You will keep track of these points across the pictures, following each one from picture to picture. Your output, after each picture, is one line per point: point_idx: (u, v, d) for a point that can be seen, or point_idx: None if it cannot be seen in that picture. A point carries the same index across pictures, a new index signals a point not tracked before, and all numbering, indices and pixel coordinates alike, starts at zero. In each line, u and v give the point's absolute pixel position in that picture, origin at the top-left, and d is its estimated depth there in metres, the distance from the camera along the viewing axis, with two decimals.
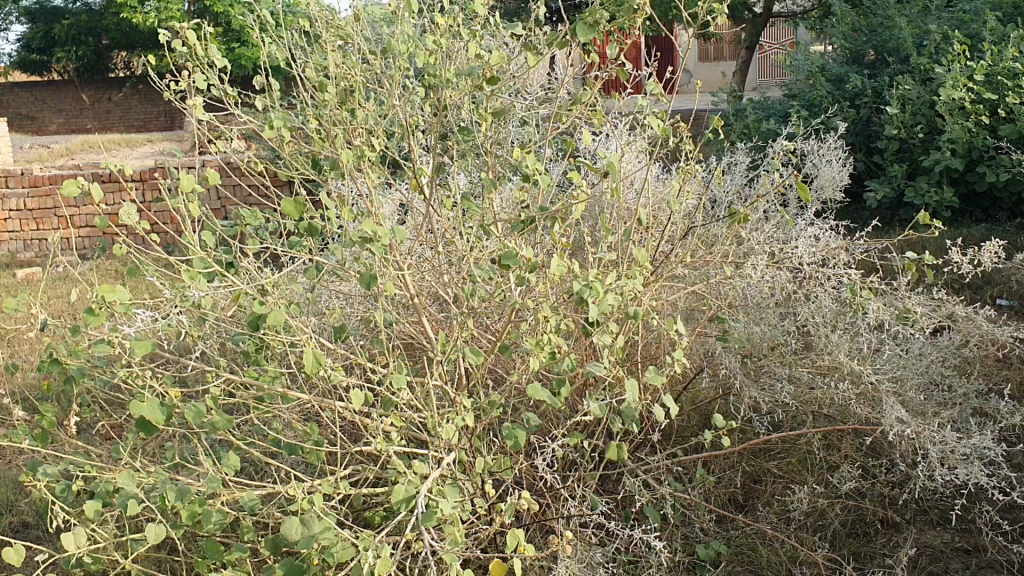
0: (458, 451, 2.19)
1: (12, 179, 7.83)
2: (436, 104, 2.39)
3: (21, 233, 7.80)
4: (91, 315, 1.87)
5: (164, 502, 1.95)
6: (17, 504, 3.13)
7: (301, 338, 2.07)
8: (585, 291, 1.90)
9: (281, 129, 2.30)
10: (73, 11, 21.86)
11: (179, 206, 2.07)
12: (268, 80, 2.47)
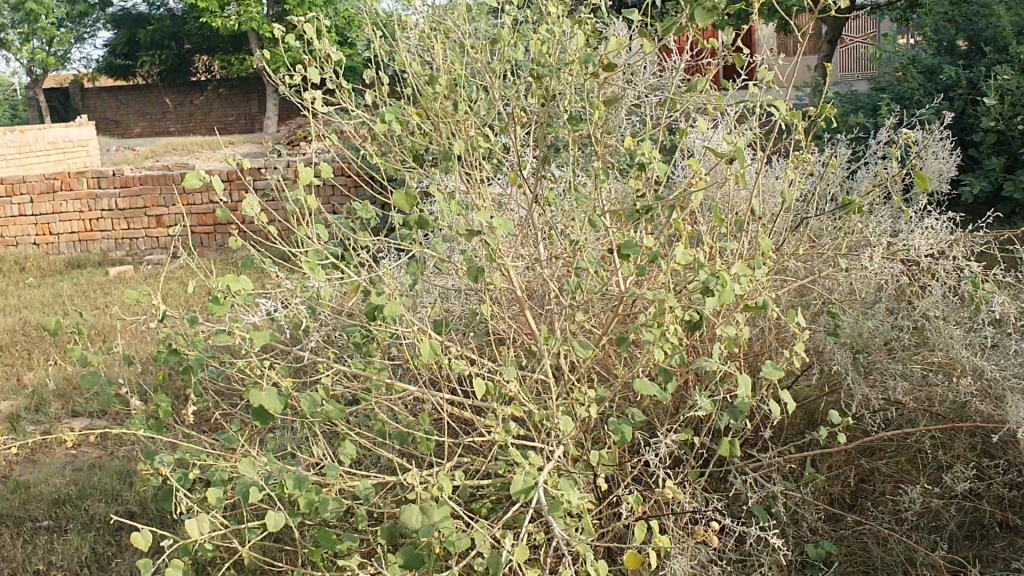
0: (570, 445, 2.16)
1: (104, 180, 8.06)
2: (543, 93, 2.37)
3: (114, 232, 8.06)
4: (215, 303, 1.88)
5: (283, 491, 1.97)
6: (124, 494, 3.21)
7: (416, 330, 2.07)
8: (709, 281, 1.86)
9: (391, 122, 2.30)
10: (155, 16, 22.45)
11: (296, 197, 2.06)
12: (377, 73, 2.47)
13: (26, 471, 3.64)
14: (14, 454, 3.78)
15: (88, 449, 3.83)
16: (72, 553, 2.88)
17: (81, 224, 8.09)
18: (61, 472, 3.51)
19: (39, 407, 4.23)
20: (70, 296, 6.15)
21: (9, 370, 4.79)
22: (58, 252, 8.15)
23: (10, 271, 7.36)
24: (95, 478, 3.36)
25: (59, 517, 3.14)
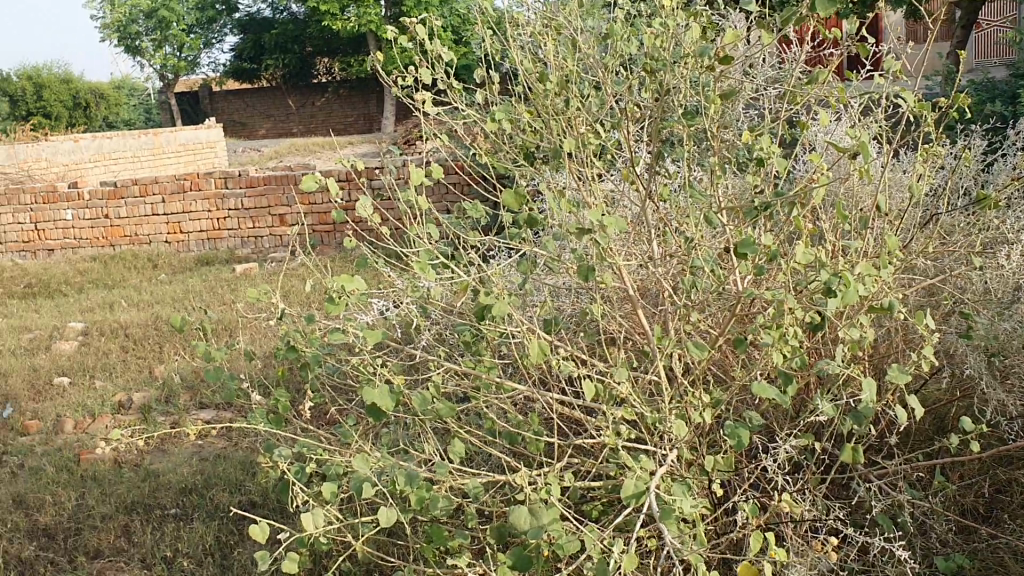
0: (683, 449, 2.11)
1: (231, 180, 8.35)
2: (656, 89, 2.32)
3: (240, 231, 8.36)
4: (330, 303, 1.91)
5: (395, 487, 1.99)
6: (245, 485, 3.32)
7: (527, 329, 2.06)
8: (831, 282, 1.77)
9: (503, 121, 2.30)
10: (279, 20, 23.23)
11: (407, 197, 2.08)
12: (489, 72, 2.47)
13: (157, 460, 3.80)
14: (146, 443, 3.96)
15: (214, 440, 3.98)
16: (197, 541, 2.98)
17: (210, 223, 8.43)
18: (189, 462, 3.66)
19: (170, 399, 4.42)
20: (199, 292, 6.41)
21: (143, 363, 5.03)
22: (188, 250, 8.51)
23: (144, 268, 7.72)
24: (220, 469, 3.49)
25: (186, 506, 3.27)
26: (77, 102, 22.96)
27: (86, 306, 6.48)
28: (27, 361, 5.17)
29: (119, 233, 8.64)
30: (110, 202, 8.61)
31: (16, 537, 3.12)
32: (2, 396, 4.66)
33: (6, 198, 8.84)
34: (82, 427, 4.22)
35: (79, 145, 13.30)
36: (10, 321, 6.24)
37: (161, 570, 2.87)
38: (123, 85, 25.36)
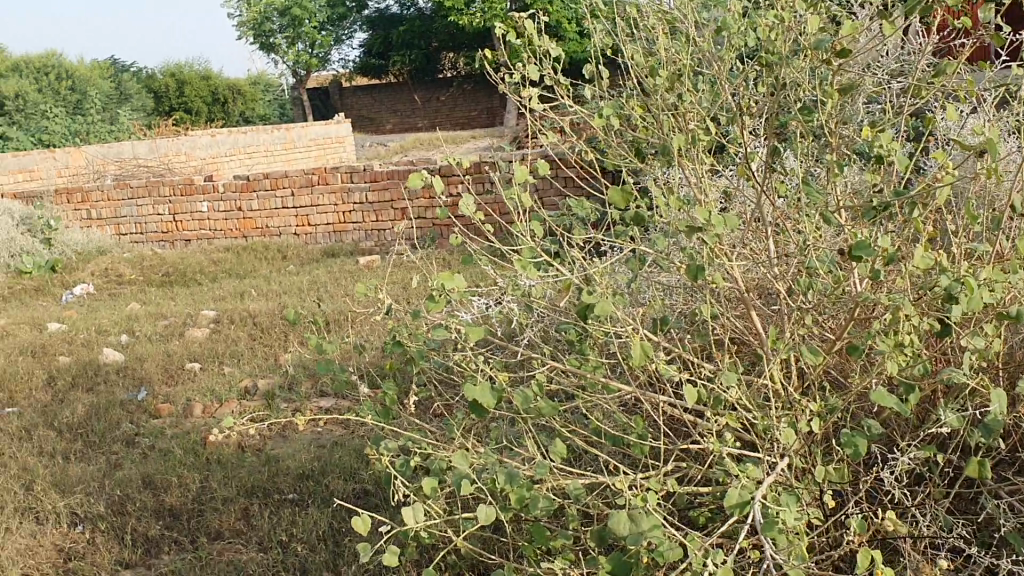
0: (793, 457, 2.03)
1: (356, 175, 8.56)
2: (773, 82, 2.24)
3: (364, 224, 8.58)
4: (431, 302, 1.92)
5: (495, 485, 1.99)
6: (359, 473, 3.39)
7: (630, 330, 2.02)
8: (954, 287, 1.67)
9: (612, 118, 2.27)
10: (406, 17, 23.75)
11: (513, 196, 2.07)
12: (599, 69, 2.44)
13: (278, 446, 3.93)
14: (268, 429, 4.10)
15: (331, 428, 4.09)
16: (312, 527, 3.06)
17: (335, 216, 8.67)
18: (307, 448, 3.77)
19: (292, 387, 4.57)
20: (323, 282, 6.60)
21: (268, 351, 5.22)
22: (315, 241, 8.78)
23: (274, 259, 8.01)
24: (336, 457, 3.58)
25: (303, 492, 3.36)
26: (216, 98, 24.02)
27: (218, 294, 6.76)
28: (163, 346, 5.43)
29: (252, 225, 8.99)
30: (243, 195, 8.96)
31: (144, 515, 3.27)
32: (138, 379, 4.92)
33: (149, 190, 9.31)
34: (209, 411, 4.40)
35: (215, 140, 13.87)
36: (148, 308, 6.58)
37: (277, 553, 2.95)
38: (260, 81, 26.38)
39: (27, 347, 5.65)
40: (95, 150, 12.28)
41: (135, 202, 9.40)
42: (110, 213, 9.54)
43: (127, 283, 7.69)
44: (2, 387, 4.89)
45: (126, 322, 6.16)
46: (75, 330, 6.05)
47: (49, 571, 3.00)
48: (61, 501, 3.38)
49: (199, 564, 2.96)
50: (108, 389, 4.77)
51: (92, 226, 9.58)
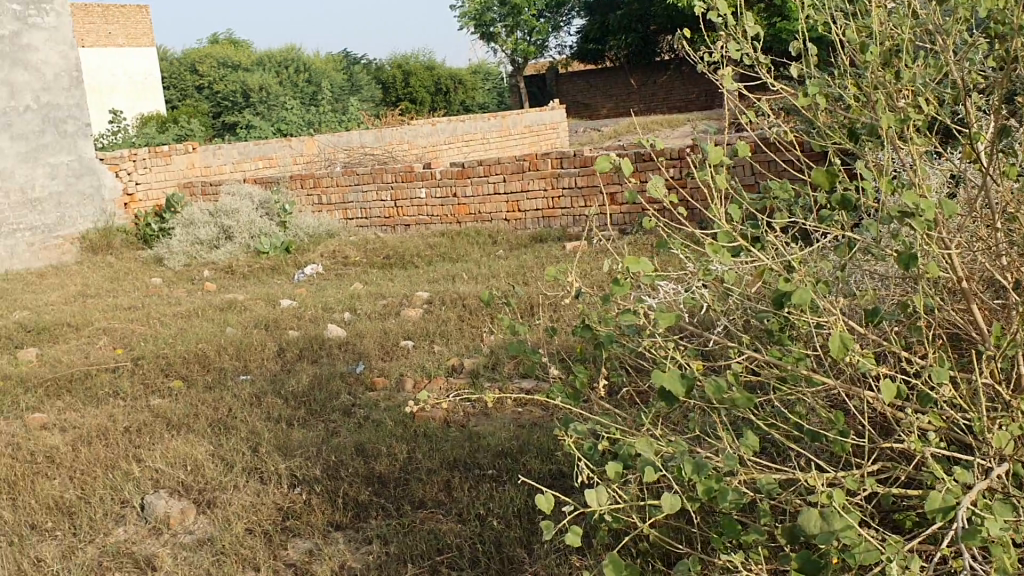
0: (1013, 464, 1.86)
1: (567, 160, 8.66)
2: (1003, 56, 2.05)
3: (572, 209, 8.66)
4: (618, 287, 1.93)
5: (682, 474, 1.96)
6: (556, 454, 3.44)
7: (829, 319, 1.92)
8: None
9: (817, 97, 2.16)
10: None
11: (707, 178, 2.02)
12: (805, 47, 2.34)
13: (481, 423, 4.05)
14: (472, 407, 4.23)
15: (532, 408, 4.17)
16: (508, 503, 3.13)
17: (545, 202, 8.80)
18: (508, 427, 3.86)
19: (496, 367, 4.69)
20: (532, 266, 6.72)
21: (475, 332, 5.40)
22: (525, 227, 8.95)
23: (485, 244, 8.24)
24: (534, 438, 3.64)
25: (502, 469, 3.44)
26: (439, 87, 25.01)
27: (432, 276, 7.05)
28: (380, 324, 5.73)
29: (466, 211, 9.29)
30: (459, 181, 9.25)
31: (355, 481, 3.48)
32: (356, 353, 5.22)
33: (373, 177, 9.80)
34: (418, 387, 4.60)
35: (436, 129, 14.57)
36: (369, 287, 6.97)
37: (475, 526, 3.04)
38: (480, 69, 27.26)
39: (262, 321, 6.14)
40: (326, 140, 13.06)
41: (361, 188, 9.93)
42: (338, 199, 10.14)
43: (351, 264, 8.17)
44: (239, 356, 5.35)
45: (349, 300, 6.55)
46: (304, 306, 6.50)
47: (270, 527, 3.26)
48: (283, 464, 3.66)
49: (403, 530, 3.11)
50: (329, 363, 5.10)
51: (322, 211, 10.22)
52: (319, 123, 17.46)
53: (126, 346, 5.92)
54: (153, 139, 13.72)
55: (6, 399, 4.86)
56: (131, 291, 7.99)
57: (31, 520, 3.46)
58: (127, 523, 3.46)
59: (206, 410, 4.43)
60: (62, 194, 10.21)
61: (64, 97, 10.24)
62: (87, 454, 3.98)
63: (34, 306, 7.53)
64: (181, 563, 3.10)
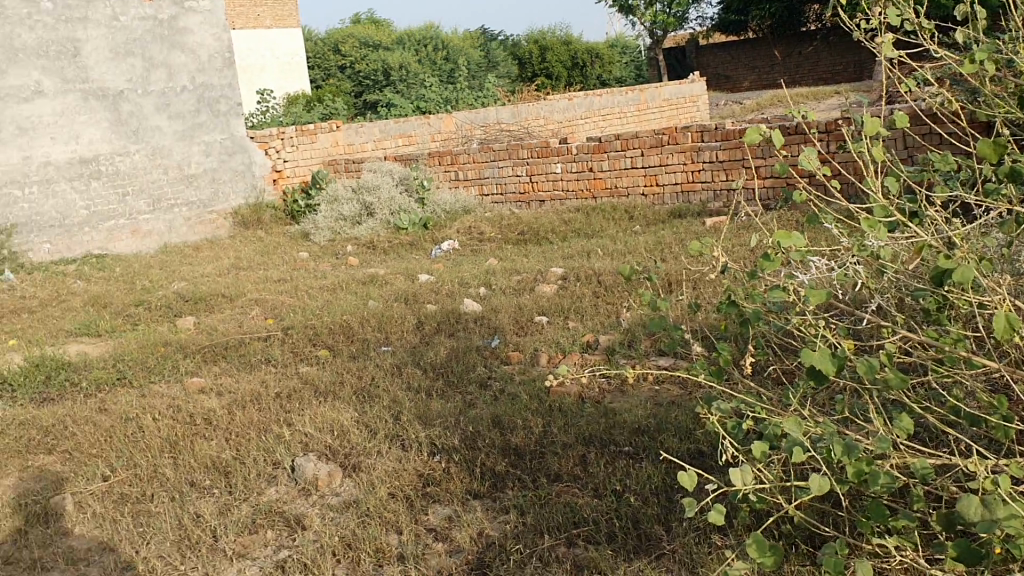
0: None
1: (707, 133, 8.45)
2: None
3: (713, 183, 8.46)
4: (766, 263, 1.89)
5: (831, 455, 1.90)
6: (694, 433, 3.40)
7: (994, 298, 1.82)
8: None
9: (985, 64, 2.04)
10: None
11: (863, 151, 1.95)
12: (972, 10, 2.21)
13: (617, 399, 4.04)
14: (608, 384, 4.23)
15: (669, 386, 4.13)
16: (646, 480, 3.12)
17: (684, 175, 8.66)
18: (646, 404, 3.84)
19: (632, 344, 4.66)
20: (669, 243, 6.64)
21: (611, 308, 5.38)
22: (662, 202, 8.84)
23: (621, 219, 8.18)
24: (671, 416, 3.61)
25: (639, 445, 3.43)
26: (575, 61, 24.94)
27: (568, 252, 7.06)
28: (516, 299, 5.78)
29: (602, 186, 9.24)
30: (595, 156, 9.20)
31: (492, 452, 3.53)
32: (492, 328, 5.29)
33: (510, 153, 9.87)
34: (553, 362, 4.63)
35: (572, 104, 14.55)
36: (505, 263, 7.05)
37: (612, 501, 3.04)
38: (617, 44, 27.02)
39: (402, 294, 6.29)
40: (464, 117, 13.21)
41: (498, 164, 10.02)
42: (475, 175, 10.26)
43: (488, 240, 8.27)
44: (380, 328, 5.51)
45: (485, 275, 6.64)
46: (442, 281, 6.64)
47: (411, 493, 3.35)
48: (423, 433, 3.76)
49: (539, 502, 3.14)
50: (467, 336, 5.19)
51: (460, 187, 10.38)
52: (456, 100, 17.68)
53: (275, 317, 6.19)
54: (299, 118, 14.22)
55: (167, 363, 5.16)
56: (280, 264, 8.34)
57: (190, 478, 3.68)
58: (277, 484, 3.63)
59: (349, 378, 4.59)
60: (216, 171, 10.75)
61: (218, 77, 10.75)
62: (241, 417, 4.20)
63: (191, 277, 7.96)
64: (327, 524, 3.23)
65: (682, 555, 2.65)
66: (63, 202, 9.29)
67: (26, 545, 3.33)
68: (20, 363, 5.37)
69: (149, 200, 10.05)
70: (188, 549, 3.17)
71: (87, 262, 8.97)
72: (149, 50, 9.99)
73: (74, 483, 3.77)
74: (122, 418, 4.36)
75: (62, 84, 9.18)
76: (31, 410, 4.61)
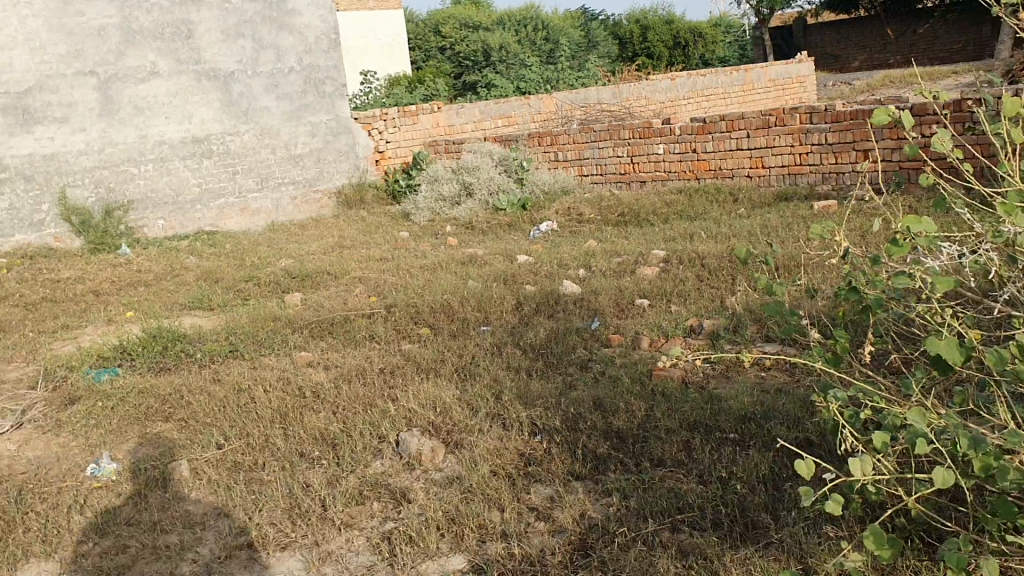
0: None
1: (816, 115, 8.17)
2: None
3: (823, 166, 8.20)
4: (893, 247, 1.84)
5: (956, 449, 1.84)
6: (803, 422, 3.33)
7: None
8: None
9: None
10: None
11: (1000, 132, 1.87)
12: None
13: (722, 385, 3.99)
14: (712, 369, 4.17)
15: (775, 374, 4.05)
16: (753, 468, 3.07)
17: (791, 157, 8.44)
18: (752, 391, 3.78)
19: (737, 329, 4.59)
20: (775, 226, 6.49)
21: (715, 292, 5.30)
22: (768, 184, 8.65)
23: (725, 202, 8.04)
24: (779, 404, 3.54)
25: (745, 433, 3.38)
26: (677, 41, 24.57)
27: (670, 234, 6.98)
28: (617, 281, 5.75)
29: (705, 167, 9.09)
30: (699, 137, 9.05)
31: (595, 434, 3.53)
32: (592, 309, 5.27)
33: (610, 134, 9.79)
34: (655, 345, 4.59)
35: (675, 84, 14.36)
36: (605, 244, 7.01)
37: (717, 488, 3.01)
38: (721, 23, 26.49)
39: (502, 275, 6.33)
40: (565, 97, 13.14)
41: (598, 145, 9.95)
42: (575, 155, 10.22)
43: (587, 221, 8.24)
44: (481, 308, 5.55)
45: (585, 256, 6.62)
46: (541, 262, 6.64)
47: (514, 471, 3.38)
48: (525, 412, 3.78)
49: (642, 486, 3.13)
50: (566, 318, 5.18)
51: (559, 168, 10.36)
52: (557, 80, 17.62)
53: (378, 295, 6.30)
54: (401, 98, 14.39)
55: (275, 338, 5.31)
56: (382, 243, 8.48)
57: (300, 449, 3.79)
58: (383, 457, 3.71)
59: (451, 356, 4.65)
60: (321, 150, 10.97)
61: (324, 59, 10.90)
62: (347, 391, 4.30)
63: (297, 254, 8.16)
64: (431, 499, 3.29)
65: (791, 546, 2.61)
66: (176, 180, 9.63)
67: (146, 507, 3.49)
68: (139, 334, 5.60)
69: (258, 178, 10.33)
70: (298, 517, 3.27)
71: (199, 238, 9.30)
72: (259, 32, 10.21)
73: (190, 450, 3.92)
74: (234, 389, 4.52)
75: (176, 65, 9.49)
76: (149, 379, 4.81)
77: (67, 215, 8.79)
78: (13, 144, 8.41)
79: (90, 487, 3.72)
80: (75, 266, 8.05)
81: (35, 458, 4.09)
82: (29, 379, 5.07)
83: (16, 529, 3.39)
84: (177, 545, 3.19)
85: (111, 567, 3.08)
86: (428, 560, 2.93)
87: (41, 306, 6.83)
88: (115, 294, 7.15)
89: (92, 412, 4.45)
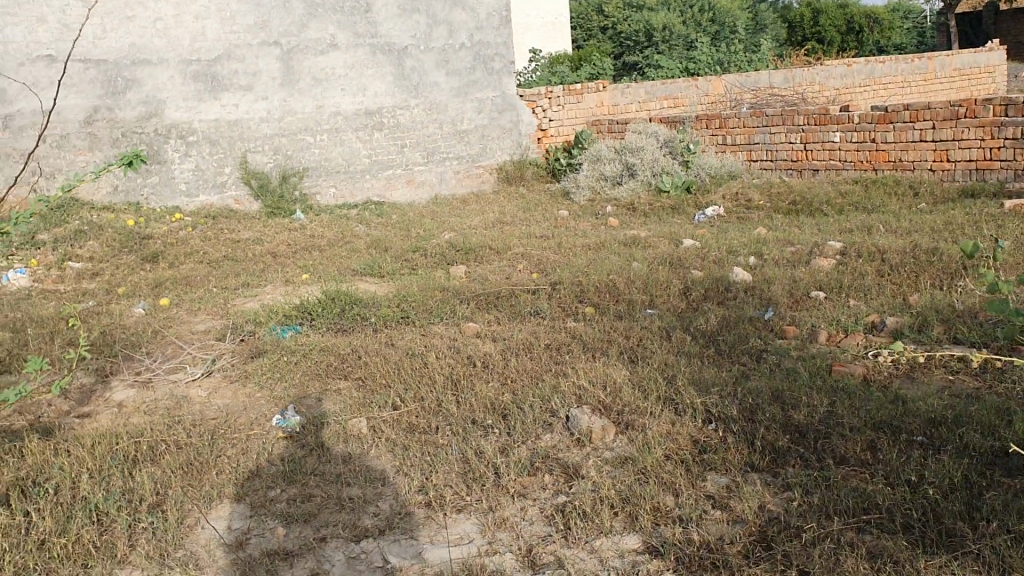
0: None
1: (1013, 108, 7.71)
2: None
3: (1015, 162, 7.72)
4: None
5: None
6: (1000, 431, 3.16)
7: None
8: None
9: None
10: None
11: None
12: None
13: (906, 385, 3.84)
14: (896, 369, 4.01)
15: (964, 379, 3.86)
16: (945, 473, 2.94)
17: (981, 152, 7.97)
18: (941, 394, 3.62)
19: (923, 329, 4.39)
20: (962, 223, 6.16)
21: (896, 288, 5.09)
22: (953, 179, 8.21)
23: (904, 195, 7.69)
24: (971, 409, 3.38)
25: (934, 437, 3.24)
26: (852, 26, 23.65)
27: (844, 225, 6.75)
28: (790, 271, 5.60)
29: (884, 158, 8.72)
30: (879, 126, 8.68)
31: (772, 426, 3.46)
32: (765, 298, 5.15)
33: (783, 119, 9.52)
34: (833, 340, 4.45)
35: (852, 70, 13.81)
36: (775, 233, 6.83)
37: (906, 490, 2.90)
38: (900, 8, 25.32)
39: (667, 257, 6.26)
40: (734, 80, 12.83)
41: (769, 130, 9.69)
42: (743, 140, 9.99)
43: (755, 208, 8.05)
44: (648, 290, 5.51)
45: (755, 244, 6.47)
46: (709, 247, 6.54)
47: (688, 457, 3.35)
48: (699, 399, 3.74)
49: (825, 483, 3.04)
50: (737, 305, 5.08)
51: (727, 152, 10.15)
52: (726, 62, 17.25)
53: (542, 271, 6.35)
54: (566, 78, 14.42)
55: (445, 307, 5.45)
56: (543, 220, 8.54)
57: (473, 416, 3.88)
58: (553, 431, 3.75)
59: (619, 337, 4.64)
60: (486, 127, 11.16)
61: (494, 35, 11.04)
62: (517, 363, 4.37)
63: (462, 227, 8.33)
64: (604, 475, 3.30)
65: (991, 558, 2.50)
66: (349, 150, 9.97)
67: (329, 460, 3.65)
68: (316, 296, 5.85)
69: (425, 152, 10.58)
70: (472, 482, 3.35)
71: (368, 208, 9.61)
72: (434, 7, 10.35)
73: (368, 409, 4.08)
74: (408, 354, 4.66)
75: (354, 38, 9.78)
76: (328, 339, 5.02)
77: (248, 179, 9.26)
78: (201, 110, 8.92)
79: (275, 436, 3.92)
80: (254, 228, 8.48)
81: (224, 406, 4.34)
82: (217, 332, 5.38)
83: (210, 470, 3.61)
84: (359, 498, 3.33)
85: (298, 514, 3.25)
86: (603, 536, 2.95)
87: (224, 264, 7.23)
88: (290, 256, 7.47)
89: (276, 366, 4.69)
